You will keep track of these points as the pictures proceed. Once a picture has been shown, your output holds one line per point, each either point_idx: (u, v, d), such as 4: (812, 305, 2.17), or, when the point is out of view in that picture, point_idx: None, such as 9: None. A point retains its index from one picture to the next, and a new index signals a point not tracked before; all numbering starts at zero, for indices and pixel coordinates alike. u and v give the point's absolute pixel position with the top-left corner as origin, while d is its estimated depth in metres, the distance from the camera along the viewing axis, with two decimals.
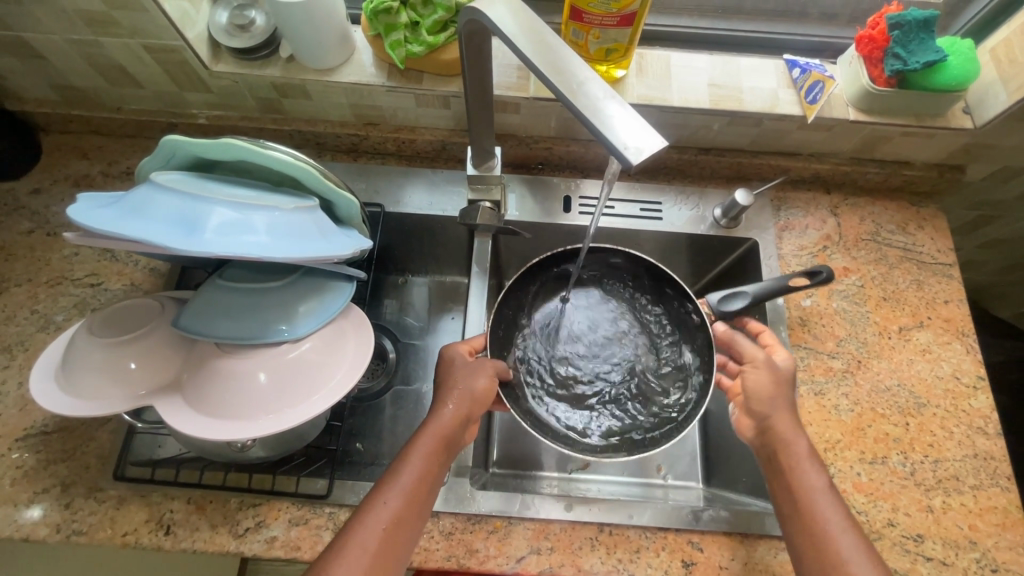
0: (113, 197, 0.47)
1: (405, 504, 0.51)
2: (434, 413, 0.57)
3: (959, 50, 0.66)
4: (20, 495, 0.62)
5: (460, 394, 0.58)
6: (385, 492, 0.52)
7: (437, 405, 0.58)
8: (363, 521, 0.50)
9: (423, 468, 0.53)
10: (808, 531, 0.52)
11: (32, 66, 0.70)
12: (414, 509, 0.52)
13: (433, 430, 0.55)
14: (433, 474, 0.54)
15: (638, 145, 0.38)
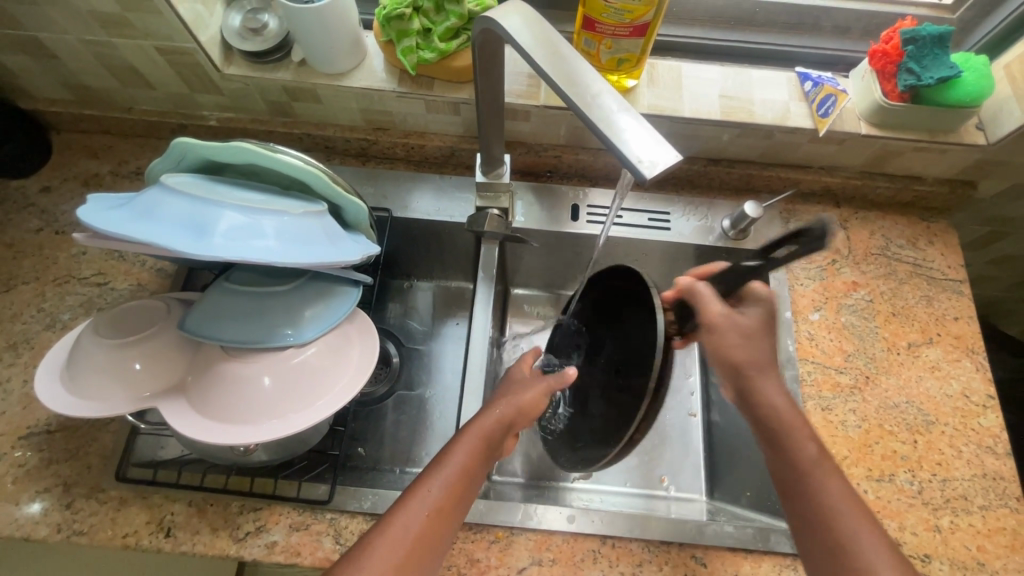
0: (123, 199, 0.47)
1: (446, 496, 0.51)
2: (483, 413, 0.58)
3: (974, 66, 0.65)
4: (22, 494, 0.62)
5: (508, 401, 0.59)
6: (426, 482, 0.52)
7: (486, 406, 0.59)
8: (404, 509, 0.50)
9: (466, 462, 0.54)
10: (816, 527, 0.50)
11: (46, 65, 0.71)
12: (455, 503, 0.52)
13: (478, 427, 0.56)
14: (477, 468, 0.54)
15: (653, 159, 0.37)
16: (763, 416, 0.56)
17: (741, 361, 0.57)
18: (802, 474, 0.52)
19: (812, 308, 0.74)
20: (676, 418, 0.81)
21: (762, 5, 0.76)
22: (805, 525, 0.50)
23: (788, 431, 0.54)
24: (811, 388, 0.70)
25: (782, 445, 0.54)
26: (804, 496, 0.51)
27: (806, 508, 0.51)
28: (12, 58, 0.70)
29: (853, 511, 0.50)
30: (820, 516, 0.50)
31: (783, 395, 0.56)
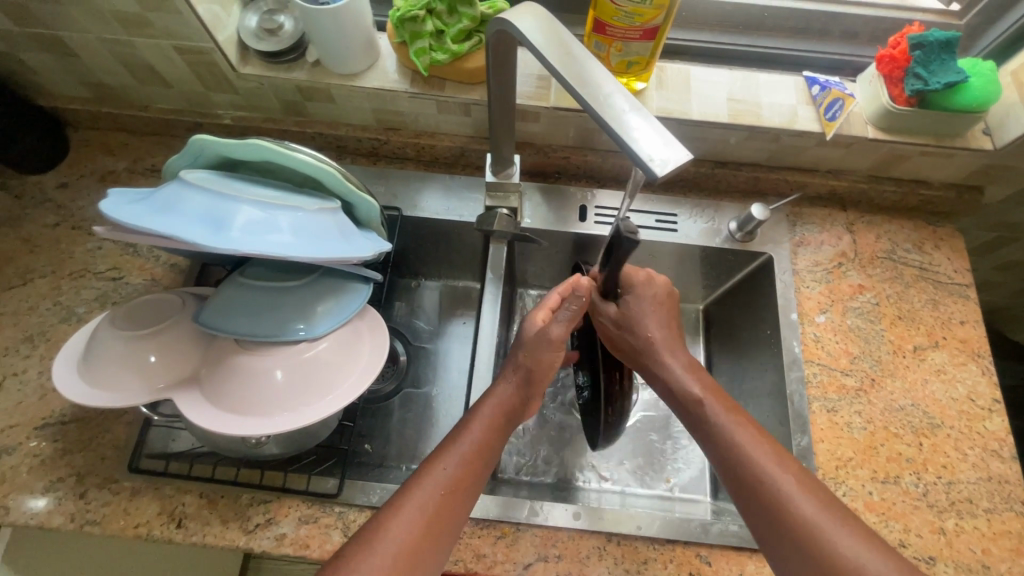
0: (142, 194, 0.48)
1: (460, 474, 0.53)
2: (493, 392, 0.60)
3: (981, 71, 0.66)
4: (36, 483, 0.63)
5: (518, 371, 0.60)
6: (440, 461, 0.54)
7: (495, 385, 0.61)
8: (420, 486, 0.52)
9: (479, 441, 0.56)
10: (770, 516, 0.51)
11: (66, 63, 0.72)
12: (471, 479, 0.53)
13: (492, 405, 0.58)
14: (490, 449, 0.56)
15: (664, 157, 0.38)
16: (667, 383, 0.62)
17: (647, 344, 0.64)
18: (715, 431, 0.57)
19: (818, 310, 0.75)
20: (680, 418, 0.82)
21: (771, 10, 0.77)
22: (730, 479, 0.54)
23: (687, 392, 0.60)
24: (816, 389, 0.70)
25: (687, 408, 0.60)
26: (723, 451, 0.56)
27: (726, 463, 0.55)
28: (33, 56, 0.71)
29: (767, 454, 0.54)
30: (737, 465, 0.54)
31: (679, 358, 0.63)
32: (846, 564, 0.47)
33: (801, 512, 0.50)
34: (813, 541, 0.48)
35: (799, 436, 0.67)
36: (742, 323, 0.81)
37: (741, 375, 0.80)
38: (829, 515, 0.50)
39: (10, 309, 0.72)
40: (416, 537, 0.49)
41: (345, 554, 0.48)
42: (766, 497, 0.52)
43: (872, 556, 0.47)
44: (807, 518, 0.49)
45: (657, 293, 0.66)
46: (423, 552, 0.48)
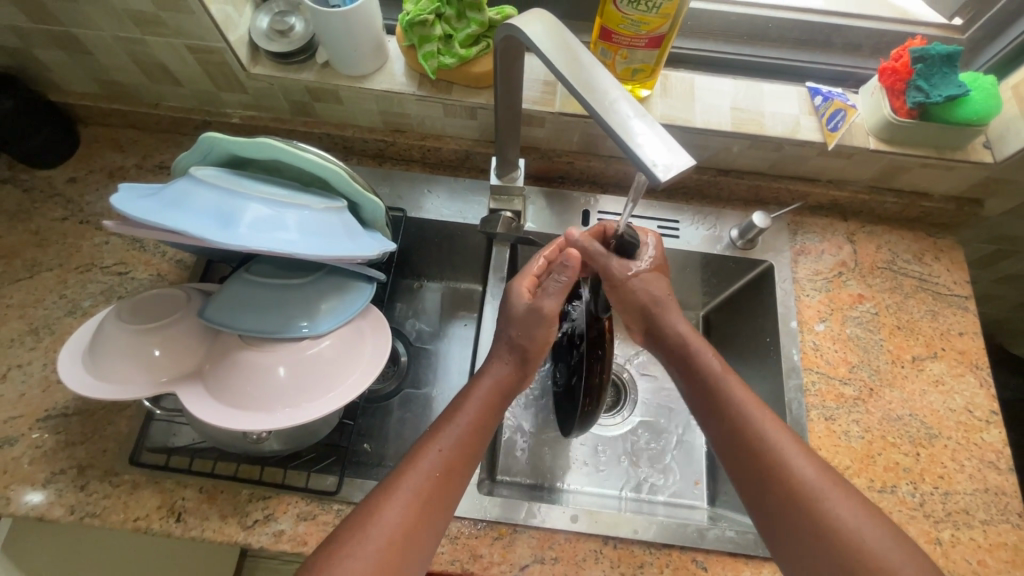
0: (152, 189, 0.49)
1: (453, 455, 0.54)
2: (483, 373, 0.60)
3: (982, 85, 0.67)
4: (37, 475, 0.63)
5: (511, 349, 0.61)
6: (433, 441, 0.55)
7: (486, 367, 0.61)
8: (415, 468, 0.52)
9: (472, 424, 0.56)
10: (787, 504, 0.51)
11: (79, 60, 0.73)
12: (463, 462, 0.54)
13: (486, 385, 0.59)
14: (480, 432, 0.57)
15: (668, 162, 0.39)
16: (666, 342, 0.62)
17: (645, 302, 0.62)
18: (712, 391, 0.58)
19: (817, 319, 0.75)
20: (678, 424, 0.82)
21: (776, 21, 0.78)
22: (733, 445, 0.55)
23: (687, 350, 0.61)
24: (815, 398, 0.70)
25: (683, 368, 0.60)
26: (721, 412, 0.57)
27: (723, 422, 0.56)
28: (47, 52, 0.72)
29: (763, 416, 0.55)
30: (735, 426, 0.55)
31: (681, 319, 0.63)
32: (838, 525, 0.49)
33: (798, 473, 0.52)
34: (809, 501, 0.50)
35: None
36: (742, 330, 0.82)
37: (740, 382, 0.80)
38: (822, 476, 0.52)
39: (16, 301, 0.72)
40: (411, 517, 0.50)
41: (336, 535, 0.48)
42: (761, 459, 0.53)
43: (862, 517, 0.49)
44: (804, 478, 0.51)
45: (654, 253, 0.64)
46: (417, 533, 0.50)
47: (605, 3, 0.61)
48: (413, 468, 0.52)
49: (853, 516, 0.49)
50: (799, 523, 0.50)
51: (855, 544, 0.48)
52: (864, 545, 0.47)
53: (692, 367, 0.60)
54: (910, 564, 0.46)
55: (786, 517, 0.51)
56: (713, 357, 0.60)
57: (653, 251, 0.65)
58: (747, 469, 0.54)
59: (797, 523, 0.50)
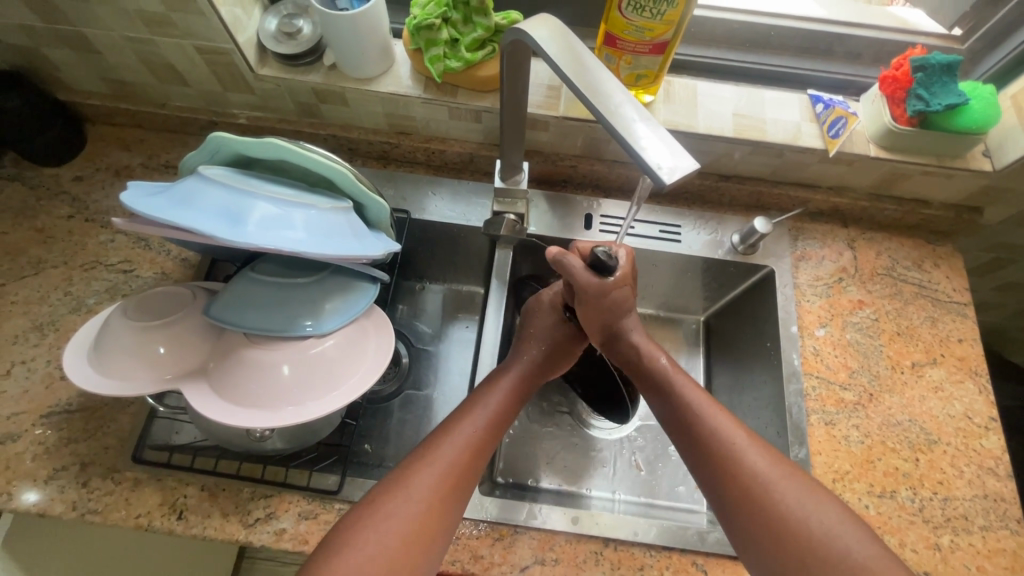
0: (161, 187, 0.50)
1: (483, 432, 0.57)
2: (515, 356, 0.66)
3: (981, 94, 0.67)
4: (39, 471, 0.63)
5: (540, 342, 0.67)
6: (465, 421, 0.57)
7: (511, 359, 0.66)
8: (441, 444, 0.55)
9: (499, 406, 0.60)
10: (737, 495, 0.50)
11: (88, 59, 0.74)
12: (489, 438, 0.58)
13: (513, 373, 0.64)
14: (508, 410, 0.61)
15: (672, 165, 0.40)
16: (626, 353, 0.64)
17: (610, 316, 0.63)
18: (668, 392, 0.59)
19: (817, 324, 0.76)
20: None
21: (778, 30, 0.79)
22: (685, 443, 0.56)
23: (644, 358, 0.63)
24: (815, 402, 0.71)
25: (642, 374, 0.62)
26: (675, 413, 0.57)
27: (675, 422, 0.57)
28: (57, 51, 0.73)
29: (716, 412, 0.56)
30: (688, 423, 0.56)
31: (639, 329, 0.65)
32: (786, 514, 0.48)
33: (748, 463, 0.51)
34: (756, 492, 0.50)
35: (797, 447, 0.68)
36: (742, 335, 0.82)
37: (740, 386, 0.80)
38: (775, 466, 0.51)
39: (21, 298, 0.73)
40: (439, 493, 0.51)
41: (358, 515, 0.49)
42: (711, 453, 0.53)
43: (815, 506, 0.48)
44: (753, 469, 0.51)
45: (626, 265, 0.62)
46: (441, 505, 0.51)
47: (610, 10, 0.62)
48: (444, 444, 0.55)
49: (805, 506, 0.48)
50: (748, 515, 0.49)
51: (807, 533, 0.47)
52: (813, 536, 0.47)
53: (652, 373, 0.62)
54: (869, 552, 0.46)
55: (736, 509, 0.50)
56: (665, 360, 0.62)
57: (625, 263, 0.62)
58: (699, 466, 0.54)
59: (745, 515, 0.50)
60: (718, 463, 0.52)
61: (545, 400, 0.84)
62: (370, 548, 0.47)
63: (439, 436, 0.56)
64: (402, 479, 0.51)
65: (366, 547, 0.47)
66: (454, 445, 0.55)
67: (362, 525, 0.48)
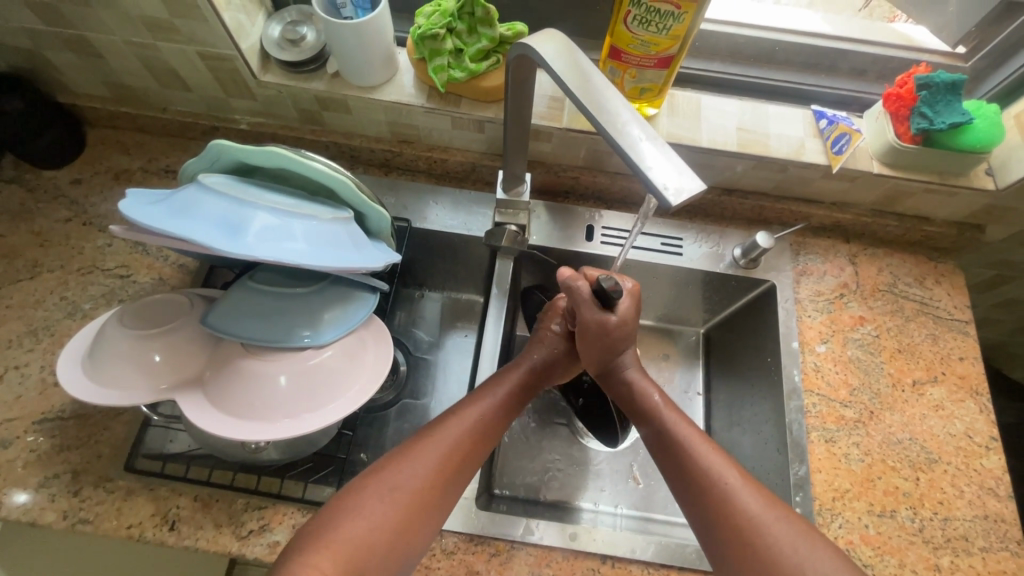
0: (160, 196, 0.49)
1: (491, 413, 0.60)
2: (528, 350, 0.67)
3: (985, 114, 0.68)
4: (30, 478, 0.62)
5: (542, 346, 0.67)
6: (474, 401, 0.60)
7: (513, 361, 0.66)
8: (413, 455, 0.53)
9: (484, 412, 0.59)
10: (727, 535, 0.50)
11: (88, 62, 0.73)
12: (471, 448, 0.56)
13: (506, 378, 0.63)
14: (520, 395, 0.63)
15: (679, 186, 0.39)
16: (626, 395, 0.63)
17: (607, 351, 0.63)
18: (663, 435, 0.58)
19: (818, 340, 0.75)
20: None
21: (782, 44, 0.79)
22: (677, 480, 0.55)
23: (642, 396, 0.62)
24: (815, 420, 0.70)
25: (639, 416, 0.61)
26: (669, 455, 0.56)
27: (670, 465, 0.56)
28: (58, 54, 0.73)
29: (710, 454, 0.55)
30: (684, 466, 0.55)
31: (636, 365, 0.65)
32: (782, 560, 0.47)
33: (743, 506, 0.50)
34: (748, 534, 0.49)
35: (797, 465, 0.67)
36: (743, 349, 0.82)
37: (740, 401, 0.80)
38: (768, 507, 0.50)
39: (15, 302, 0.72)
40: (440, 467, 0.53)
41: (347, 489, 0.51)
42: (705, 497, 0.52)
43: (810, 551, 0.47)
44: (748, 512, 0.50)
45: (631, 303, 0.62)
46: (411, 522, 0.50)
47: (616, 23, 0.62)
48: (452, 422, 0.57)
49: (800, 551, 0.47)
50: (742, 560, 0.48)
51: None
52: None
53: (650, 416, 0.60)
54: None
55: (730, 552, 0.49)
56: (658, 395, 0.62)
57: (630, 302, 0.62)
58: (693, 509, 0.53)
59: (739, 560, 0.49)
60: (711, 508, 0.51)
61: (542, 413, 0.83)
62: (367, 514, 0.49)
63: (450, 412, 0.58)
64: (406, 453, 0.54)
65: (365, 513, 0.49)
66: (464, 419, 0.57)
67: (364, 487, 0.51)
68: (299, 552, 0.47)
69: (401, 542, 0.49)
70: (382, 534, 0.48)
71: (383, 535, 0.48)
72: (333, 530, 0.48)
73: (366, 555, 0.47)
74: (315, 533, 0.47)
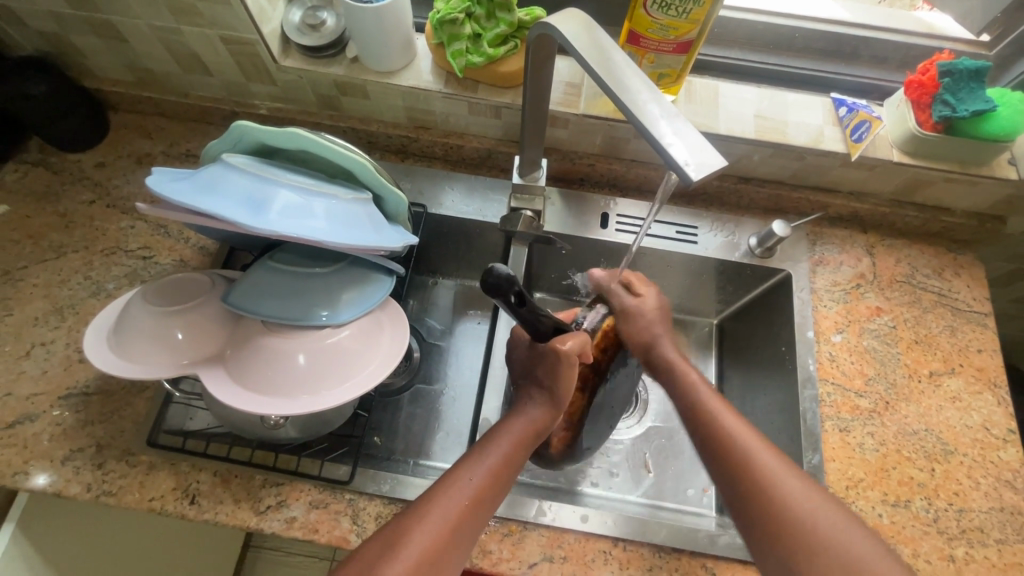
0: (185, 173, 0.50)
1: (473, 500, 0.51)
2: (505, 426, 0.58)
3: (1010, 102, 0.67)
4: (56, 451, 0.64)
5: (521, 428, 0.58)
6: (449, 486, 0.52)
7: (490, 437, 0.57)
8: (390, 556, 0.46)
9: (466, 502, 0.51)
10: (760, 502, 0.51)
11: (114, 47, 0.75)
12: (451, 547, 0.48)
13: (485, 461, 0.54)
14: (501, 479, 0.54)
15: (699, 162, 0.39)
16: (663, 365, 0.68)
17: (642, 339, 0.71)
18: (711, 431, 0.58)
19: (834, 330, 0.75)
20: None
21: (801, 32, 0.78)
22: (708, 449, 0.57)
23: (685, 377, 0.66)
24: (829, 409, 0.70)
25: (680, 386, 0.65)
26: (699, 429, 0.59)
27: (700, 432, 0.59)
28: (84, 39, 0.74)
29: (773, 459, 0.54)
30: (706, 427, 0.59)
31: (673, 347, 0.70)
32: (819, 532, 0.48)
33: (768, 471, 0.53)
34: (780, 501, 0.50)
35: (810, 453, 0.67)
36: (756, 338, 0.82)
37: (753, 391, 0.80)
38: (813, 496, 0.51)
39: (42, 281, 0.74)
40: (422, 568, 0.46)
41: None
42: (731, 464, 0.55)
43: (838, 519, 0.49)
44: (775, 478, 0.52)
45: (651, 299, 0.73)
46: None
47: (635, 7, 0.61)
48: (429, 511, 0.49)
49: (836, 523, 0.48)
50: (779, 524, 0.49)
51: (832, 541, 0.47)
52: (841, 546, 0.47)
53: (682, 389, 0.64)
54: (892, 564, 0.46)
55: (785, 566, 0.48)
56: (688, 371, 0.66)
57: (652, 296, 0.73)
58: (728, 492, 0.54)
59: (794, 574, 0.47)
60: (762, 515, 0.50)
61: None
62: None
63: (426, 499, 0.50)
64: (397, 537, 0.48)
65: None
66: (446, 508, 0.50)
67: None
68: None
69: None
70: None
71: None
72: None
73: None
74: None
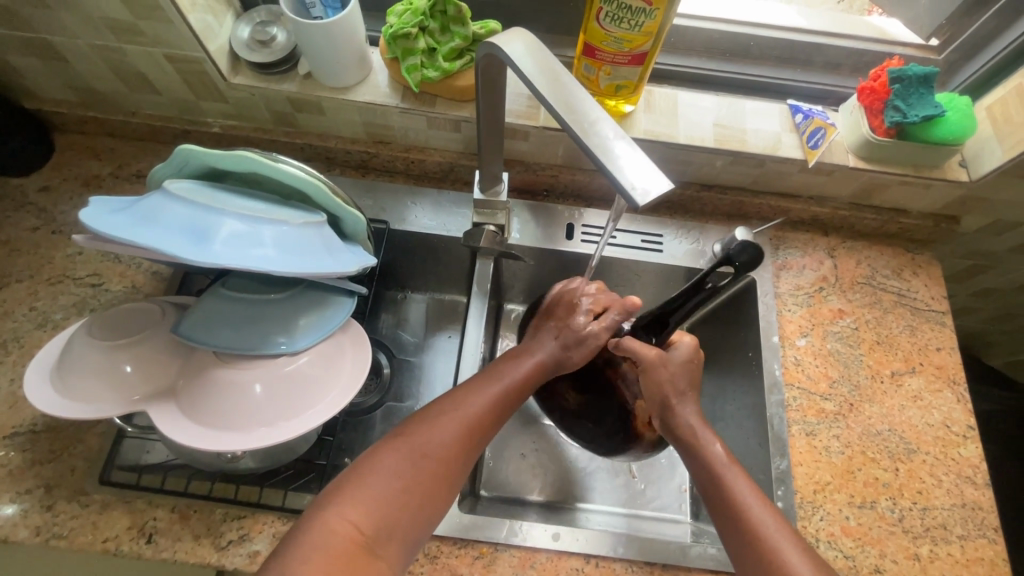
0: (125, 203, 0.48)
1: (500, 400, 0.57)
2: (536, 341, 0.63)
3: (957, 106, 0.68)
4: (2, 494, 0.61)
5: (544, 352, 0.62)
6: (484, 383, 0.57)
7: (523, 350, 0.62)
8: (429, 432, 0.52)
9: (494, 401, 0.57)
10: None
11: (53, 67, 0.71)
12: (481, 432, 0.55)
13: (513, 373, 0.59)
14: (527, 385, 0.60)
15: (646, 186, 0.39)
16: (684, 434, 0.59)
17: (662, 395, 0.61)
18: (723, 494, 0.54)
19: (799, 334, 0.76)
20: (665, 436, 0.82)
21: (756, 39, 0.78)
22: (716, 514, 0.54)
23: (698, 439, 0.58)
24: (795, 413, 0.71)
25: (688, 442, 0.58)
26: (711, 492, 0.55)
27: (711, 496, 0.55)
28: (21, 59, 0.71)
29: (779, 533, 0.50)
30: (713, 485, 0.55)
31: (692, 404, 0.61)
32: None
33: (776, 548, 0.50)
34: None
35: (778, 459, 0.68)
36: (722, 344, 0.82)
37: (722, 397, 0.80)
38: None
39: None
40: (458, 446, 0.53)
41: (369, 458, 0.51)
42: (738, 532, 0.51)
43: None
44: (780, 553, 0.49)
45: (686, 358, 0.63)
46: (425, 496, 0.50)
47: (589, 21, 0.62)
48: (465, 402, 0.55)
49: None
50: None
51: None
52: None
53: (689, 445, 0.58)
54: None
55: None
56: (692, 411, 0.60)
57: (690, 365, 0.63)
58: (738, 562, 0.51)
59: None
60: None
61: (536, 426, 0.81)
62: (393, 481, 0.49)
63: (467, 391, 0.56)
64: (429, 425, 0.53)
65: (383, 483, 0.49)
66: (480, 402, 0.56)
67: (385, 455, 0.50)
68: (333, 500, 0.47)
69: (420, 514, 0.50)
70: (400, 508, 0.48)
71: (408, 504, 0.49)
72: (358, 499, 0.47)
73: (390, 524, 0.48)
74: (337, 491, 0.48)
